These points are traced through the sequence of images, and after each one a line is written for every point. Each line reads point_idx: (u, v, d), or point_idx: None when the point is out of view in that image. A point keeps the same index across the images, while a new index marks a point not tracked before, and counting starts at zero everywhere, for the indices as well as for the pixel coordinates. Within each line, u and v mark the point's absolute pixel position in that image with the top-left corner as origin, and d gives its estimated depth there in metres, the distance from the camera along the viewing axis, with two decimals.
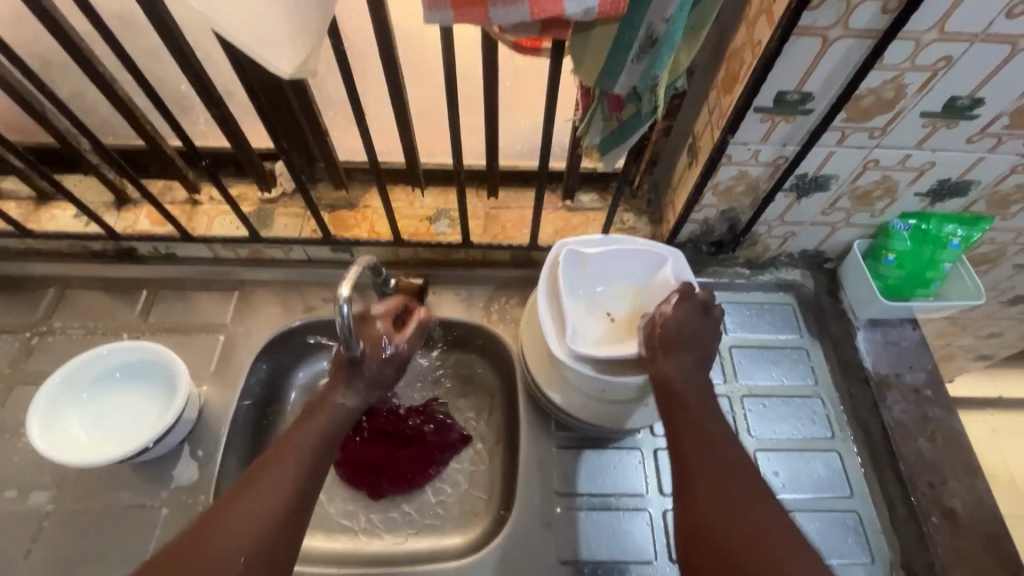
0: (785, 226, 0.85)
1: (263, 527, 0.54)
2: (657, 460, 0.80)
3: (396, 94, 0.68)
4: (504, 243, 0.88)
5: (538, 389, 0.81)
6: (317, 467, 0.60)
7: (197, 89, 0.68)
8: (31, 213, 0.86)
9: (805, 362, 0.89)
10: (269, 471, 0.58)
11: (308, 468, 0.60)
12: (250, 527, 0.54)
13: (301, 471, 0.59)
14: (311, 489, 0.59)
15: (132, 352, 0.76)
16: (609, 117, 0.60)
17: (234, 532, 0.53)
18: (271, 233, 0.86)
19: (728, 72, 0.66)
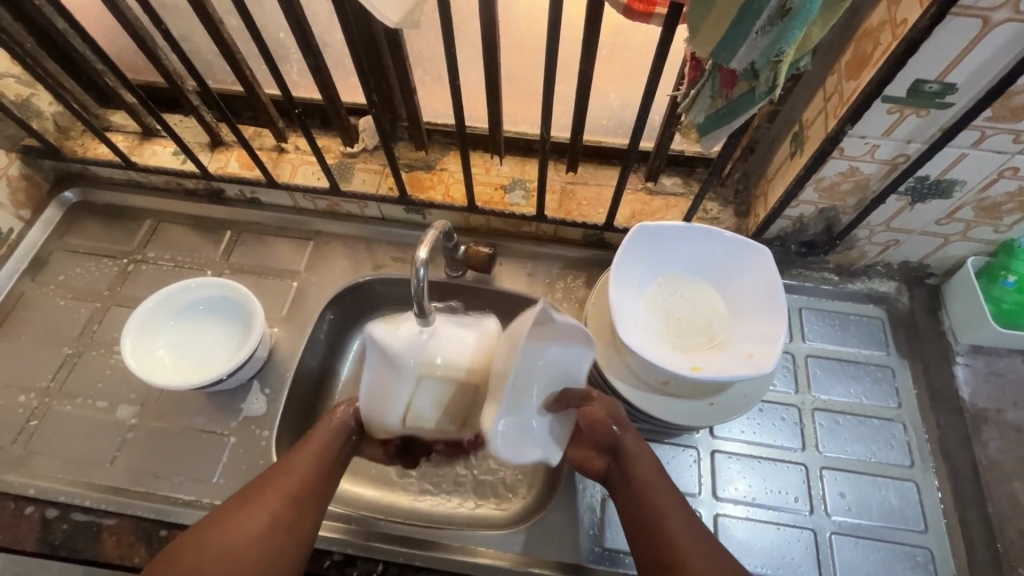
0: (889, 232, 0.78)
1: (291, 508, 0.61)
2: (713, 462, 0.77)
3: (491, 56, 0.66)
4: (579, 220, 0.85)
5: (597, 370, 0.77)
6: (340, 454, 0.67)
7: (297, 37, 0.69)
8: (136, 146, 0.91)
9: (889, 383, 0.82)
10: (303, 455, 0.64)
11: (336, 455, 0.67)
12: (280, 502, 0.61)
13: (326, 458, 0.65)
14: (331, 473, 0.65)
15: (216, 290, 0.80)
16: (718, 94, 0.56)
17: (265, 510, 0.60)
18: (350, 187, 0.88)
19: (856, 54, 0.60)
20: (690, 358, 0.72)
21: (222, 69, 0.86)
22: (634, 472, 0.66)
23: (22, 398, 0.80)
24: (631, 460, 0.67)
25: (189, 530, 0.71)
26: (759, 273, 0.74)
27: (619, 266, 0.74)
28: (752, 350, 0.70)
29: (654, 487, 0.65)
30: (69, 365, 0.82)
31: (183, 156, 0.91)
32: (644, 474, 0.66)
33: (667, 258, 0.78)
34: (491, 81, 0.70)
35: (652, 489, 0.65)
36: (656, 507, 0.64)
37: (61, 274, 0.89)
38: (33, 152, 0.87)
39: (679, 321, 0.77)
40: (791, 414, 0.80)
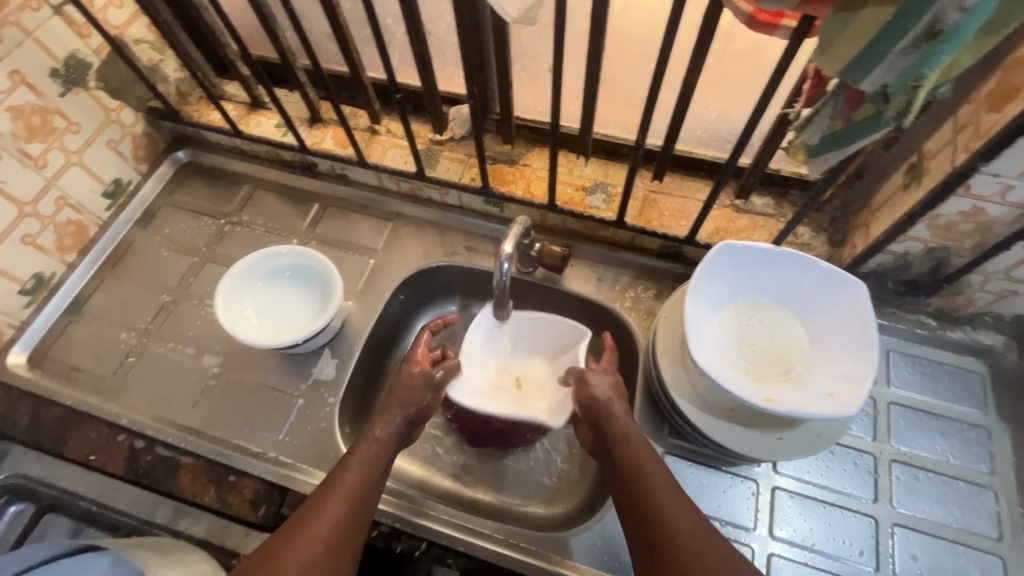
0: (1006, 282, 0.71)
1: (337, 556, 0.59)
2: (773, 498, 0.73)
3: (596, 57, 0.65)
4: (658, 231, 0.83)
5: (661, 387, 0.76)
6: (376, 486, 0.65)
7: (408, 25, 0.71)
8: (243, 116, 0.97)
9: (983, 445, 0.75)
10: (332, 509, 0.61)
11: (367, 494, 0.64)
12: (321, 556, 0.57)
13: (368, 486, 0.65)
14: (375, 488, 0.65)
15: (301, 258, 0.85)
16: (839, 116, 0.52)
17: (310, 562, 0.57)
18: (434, 174, 0.90)
19: (1001, 85, 0.54)
20: (764, 388, 0.69)
21: (330, 49, 0.90)
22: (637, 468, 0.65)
23: (124, 335, 0.88)
24: (618, 440, 0.67)
25: (254, 480, 0.76)
26: (850, 308, 0.69)
27: (698, 285, 0.72)
28: (833, 390, 0.66)
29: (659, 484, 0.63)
30: (165, 311, 0.89)
31: (284, 129, 0.96)
32: (648, 469, 0.64)
33: (748, 283, 0.75)
34: (590, 83, 0.70)
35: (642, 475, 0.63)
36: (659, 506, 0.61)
37: (166, 228, 0.97)
38: (156, 113, 0.95)
39: (754, 349, 0.73)
40: (864, 462, 0.75)
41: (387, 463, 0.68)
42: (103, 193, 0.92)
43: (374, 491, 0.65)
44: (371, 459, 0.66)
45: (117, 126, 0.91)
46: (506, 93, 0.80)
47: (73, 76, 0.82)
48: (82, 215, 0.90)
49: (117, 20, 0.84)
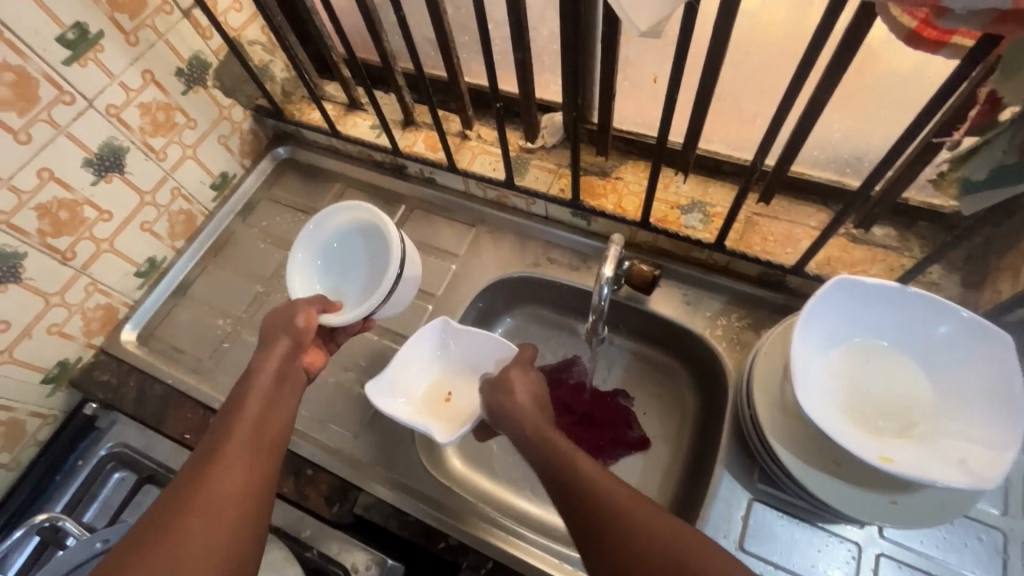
0: None
1: (257, 479, 0.56)
2: (877, 566, 0.66)
3: (715, 70, 0.61)
4: (760, 257, 0.77)
5: (754, 427, 0.70)
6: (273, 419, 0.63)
7: (514, 33, 0.69)
8: (341, 116, 1.00)
9: None
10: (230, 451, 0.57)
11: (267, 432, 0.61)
12: (239, 485, 0.55)
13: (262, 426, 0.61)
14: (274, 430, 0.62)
15: (352, 214, 0.82)
16: (1014, 148, 0.45)
17: (218, 498, 0.53)
18: (523, 182, 0.89)
19: None
20: (879, 443, 0.62)
21: (429, 53, 0.90)
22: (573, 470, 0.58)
23: (221, 321, 0.93)
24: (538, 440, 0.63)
25: (330, 476, 0.77)
26: (991, 366, 0.61)
27: (809, 322, 0.65)
28: (965, 456, 0.58)
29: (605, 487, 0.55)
30: (258, 302, 0.93)
31: (379, 130, 0.98)
32: (569, 459, 0.59)
33: (865, 325, 0.68)
34: (704, 98, 0.65)
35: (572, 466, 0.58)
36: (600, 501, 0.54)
37: (264, 221, 1.01)
38: (262, 111, 1.00)
39: (868, 397, 0.66)
40: (991, 540, 0.66)
41: (274, 412, 0.64)
42: (211, 185, 0.98)
43: (270, 434, 0.61)
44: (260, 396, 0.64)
45: (228, 123, 0.96)
46: (607, 104, 0.77)
47: (195, 76, 0.87)
48: (193, 205, 0.96)
49: (236, 22, 0.89)
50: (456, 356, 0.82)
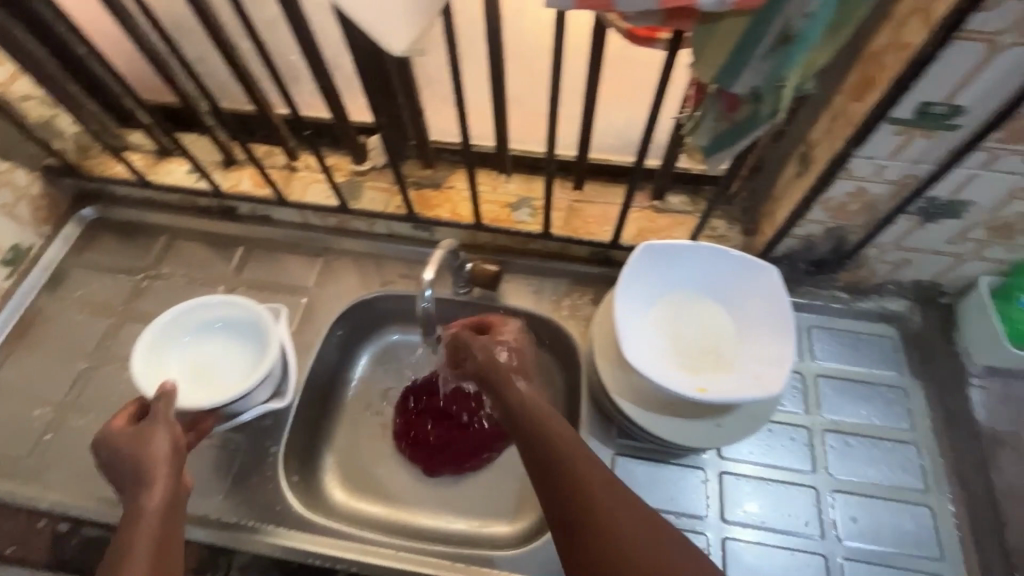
0: (900, 252, 0.76)
1: None
2: (721, 483, 0.76)
3: (496, 78, 0.67)
4: (584, 238, 0.86)
5: (602, 388, 0.78)
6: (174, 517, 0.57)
7: (309, 61, 0.71)
8: (151, 165, 0.94)
9: (900, 403, 0.81)
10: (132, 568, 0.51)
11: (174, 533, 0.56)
12: None
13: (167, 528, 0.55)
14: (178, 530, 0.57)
15: (239, 309, 0.78)
16: (722, 118, 0.56)
17: None
18: (358, 205, 0.90)
19: (861, 76, 0.60)
20: (699, 380, 0.72)
21: (236, 90, 0.88)
22: (576, 488, 0.58)
23: (38, 411, 0.81)
24: (550, 435, 0.60)
25: (196, 546, 0.72)
26: (767, 293, 0.73)
27: (624, 288, 0.74)
28: (759, 372, 0.70)
29: (604, 510, 0.57)
30: (83, 380, 0.84)
31: (197, 174, 0.93)
32: (567, 460, 0.59)
33: (674, 281, 0.78)
34: (497, 103, 0.71)
35: (567, 467, 0.59)
36: (596, 504, 0.57)
37: (78, 290, 0.91)
38: (53, 171, 0.91)
39: (688, 343, 0.76)
40: (800, 436, 0.79)
41: (179, 504, 0.58)
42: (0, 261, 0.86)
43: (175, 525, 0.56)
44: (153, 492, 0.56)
45: (10, 189, 0.85)
46: (419, 119, 0.81)
47: None
48: None
49: None
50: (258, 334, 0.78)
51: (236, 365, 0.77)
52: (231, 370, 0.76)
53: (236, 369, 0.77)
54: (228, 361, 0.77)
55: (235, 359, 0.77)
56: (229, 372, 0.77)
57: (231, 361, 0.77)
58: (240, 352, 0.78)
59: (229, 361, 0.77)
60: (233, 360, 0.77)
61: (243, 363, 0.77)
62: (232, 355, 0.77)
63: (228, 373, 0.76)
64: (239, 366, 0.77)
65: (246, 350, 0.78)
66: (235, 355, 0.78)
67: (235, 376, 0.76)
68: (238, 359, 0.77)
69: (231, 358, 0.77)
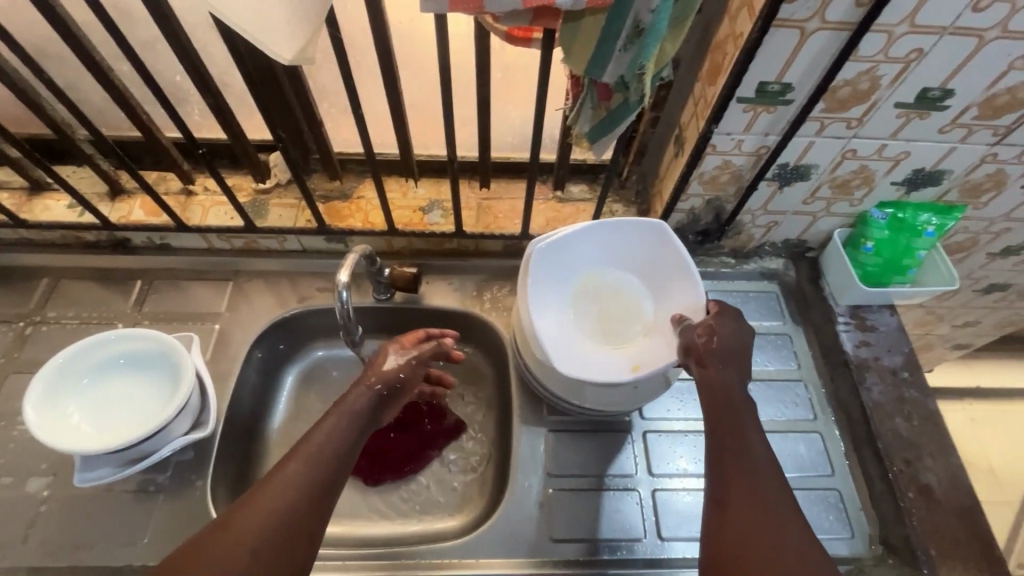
0: (768, 215, 0.88)
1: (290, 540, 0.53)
2: (646, 442, 0.82)
3: (391, 85, 0.70)
4: (497, 233, 0.90)
5: (529, 370, 0.82)
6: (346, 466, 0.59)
7: (194, 79, 0.69)
8: (24, 203, 0.87)
9: (787, 347, 0.92)
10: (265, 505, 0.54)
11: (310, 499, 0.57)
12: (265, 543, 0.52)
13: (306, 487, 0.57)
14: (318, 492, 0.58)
15: (144, 342, 0.73)
16: (598, 106, 0.62)
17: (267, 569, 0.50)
18: (266, 223, 0.88)
19: (712, 63, 0.69)
20: (625, 357, 0.79)
21: (117, 116, 0.84)
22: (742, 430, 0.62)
23: None
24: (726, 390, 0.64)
25: None
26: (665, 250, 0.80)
27: (533, 299, 0.79)
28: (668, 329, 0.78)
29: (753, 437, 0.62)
30: None
31: (80, 208, 0.87)
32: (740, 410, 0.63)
33: (575, 271, 0.84)
34: (395, 109, 0.74)
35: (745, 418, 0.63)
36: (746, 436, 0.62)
37: None
38: None
39: (606, 320, 0.83)
40: None
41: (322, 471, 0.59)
42: None
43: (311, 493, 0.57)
44: (339, 435, 0.60)
45: None
46: (319, 131, 0.82)
47: None
48: None
49: None
50: (169, 365, 0.74)
51: (146, 401, 0.72)
52: (141, 406, 0.72)
53: (147, 404, 0.72)
54: (137, 398, 0.73)
55: (146, 395, 0.73)
56: (140, 407, 0.72)
57: (142, 396, 0.73)
58: (151, 387, 0.73)
59: (138, 398, 0.73)
60: (144, 396, 0.73)
61: (154, 398, 0.73)
62: (140, 391, 0.73)
63: (137, 410, 0.72)
64: (150, 401, 0.72)
65: (158, 385, 0.73)
66: (145, 390, 0.73)
67: (146, 413, 0.72)
68: (148, 394, 0.73)
69: (140, 394, 0.73)
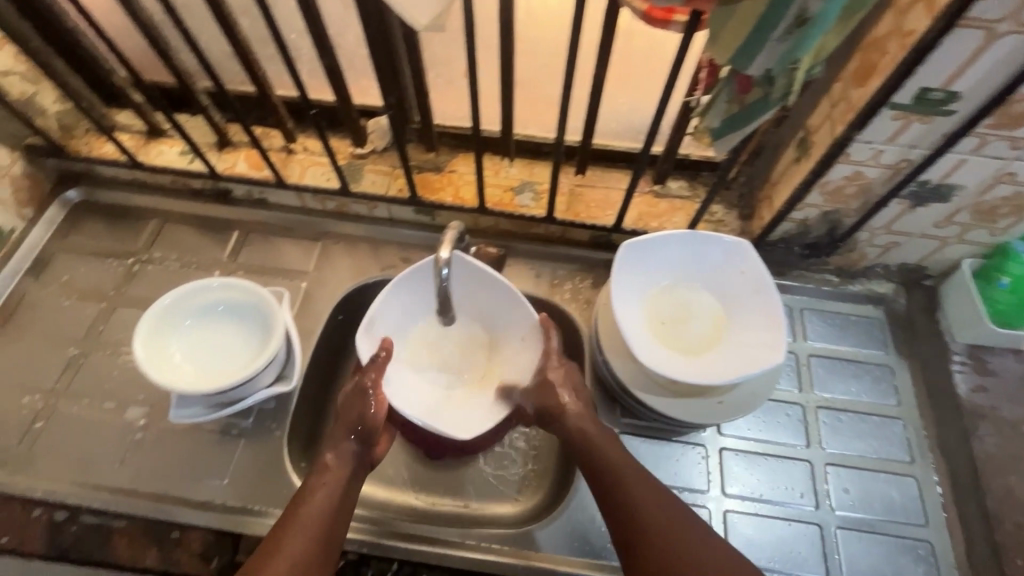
0: (889, 235, 0.80)
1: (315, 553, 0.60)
2: (721, 459, 0.78)
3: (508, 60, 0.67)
4: (587, 222, 0.87)
5: (607, 367, 0.79)
6: (344, 514, 0.64)
7: (315, 39, 0.70)
8: (142, 145, 0.91)
9: (888, 381, 0.84)
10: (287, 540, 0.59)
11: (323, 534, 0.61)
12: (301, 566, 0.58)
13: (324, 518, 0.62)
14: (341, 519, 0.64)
15: (240, 293, 0.76)
16: (734, 100, 0.58)
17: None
18: (360, 188, 0.89)
19: (863, 62, 0.62)
20: (717, 361, 0.75)
21: (233, 68, 0.86)
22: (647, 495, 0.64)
23: (27, 399, 0.78)
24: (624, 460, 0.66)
25: (201, 531, 0.71)
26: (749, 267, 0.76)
27: (623, 297, 0.77)
28: (758, 346, 0.73)
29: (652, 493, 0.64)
30: (74, 367, 0.81)
31: (191, 155, 0.91)
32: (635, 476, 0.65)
33: (651, 286, 0.80)
34: (507, 85, 0.71)
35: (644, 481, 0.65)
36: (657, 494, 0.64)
37: (65, 274, 0.88)
38: (37, 151, 0.87)
39: (688, 329, 0.79)
40: (794, 413, 0.82)
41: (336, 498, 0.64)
42: None
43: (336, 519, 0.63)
44: (335, 486, 0.64)
45: None
46: (423, 101, 0.81)
47: None
48: None
49: None
50: (261, 318, 0.76)
51: (240, 349, 0.76)
52: (235, 352, 0.75)
53: (240, 352, 0.75)
54: (230, 344, 0.76)
55: (238, 342, 0.76)
56: (233, 354, 0.75)
57: (235, 343, 0.76)
58: (243, 335, 0.76)
59: (231, 345, 0.76)
60: (237, 344, 0.76)
61: (247, 347, 0.76)
62: (234, 338, 0.76)
63: (231, 357, 0.75)
64: (242, 349, 0.76)
65: (248, 335, 0.76)
66: (238, 337, 0.76)
67: (238, 360, 0.75)
68: (242, 342, 0.76)
69: (234, 340, 0.76)
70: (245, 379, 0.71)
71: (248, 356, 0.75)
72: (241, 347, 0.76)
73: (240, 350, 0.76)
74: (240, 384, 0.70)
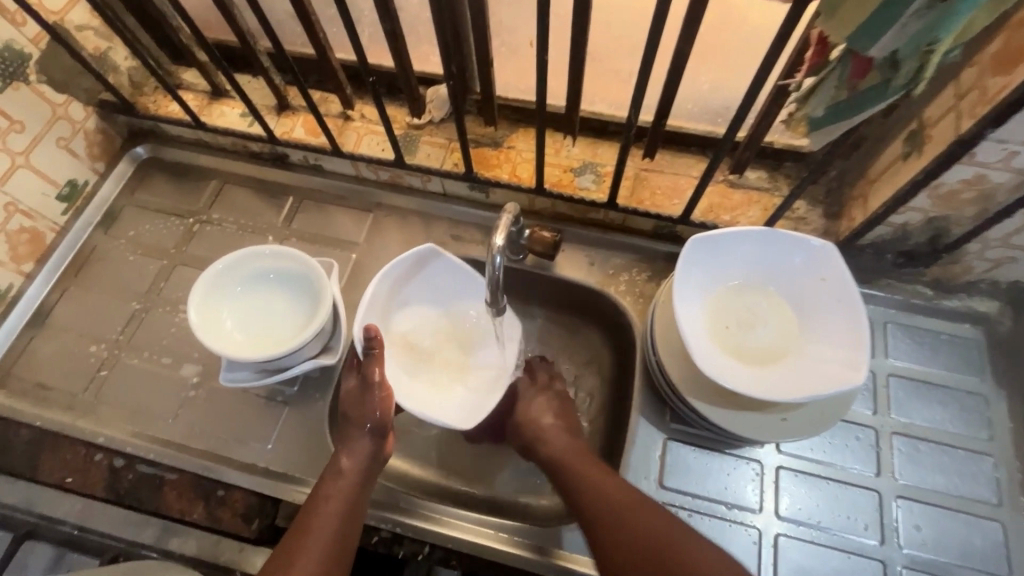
0: (1005, 250, 0.69)
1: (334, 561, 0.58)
2: (777, 478, 0.73)
3: (581, 31, 0.61)
4: (651, 211, 0.80)
5: (660, 371, 0.73)
6: (356, 520, 0.62)
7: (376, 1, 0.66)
8: (205, 105, 0.91)
9: (980, 413, 0.75)
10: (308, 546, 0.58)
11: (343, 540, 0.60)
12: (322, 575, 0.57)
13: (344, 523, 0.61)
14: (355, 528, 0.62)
15: (291, 263, 0.76)
16: (844, 85, 0.51)
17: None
18: (414, 160, 0.86)
19: (1009, 46, 0.52)
20: (785, 374, 0.68)
21: (294, 30, 0.84)
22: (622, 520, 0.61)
23: (94, 348, 0.82)
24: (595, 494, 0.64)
25: (244, 492, 0.73)
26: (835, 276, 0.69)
27: (688, 291, 0.71)
28: (835, 364, 0.66)
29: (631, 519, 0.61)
30: (137, 320, 0.84)
31: (250, 118, 0.90)
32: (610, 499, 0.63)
33: (720, 282, 0.74)
34: (577, 60, 0.65)
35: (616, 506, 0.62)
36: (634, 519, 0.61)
37: (131, 230, 0.91)
38: (108, 107, 0.89)
39: (754, 335, 0.72)
40: (865, 437, 0.74)
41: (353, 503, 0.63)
42: (57, 196, 0.86)
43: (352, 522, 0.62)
44: (347, 492, 0.62)
45: (66, 123, 0.84)
46: (485, 71, 0.76)
47: (11, 69, 0.74)
48: (36, 221, 0.84)
49: (54, 4, 0.77)
50: (309, 290, 0.76)
51: (288, 319, 0.76)
52: (284, 321, 0.76)
53: (288, 322, 0.76)
54: (279, 312, 0.76)
55: (286, 311, 0.76)
56: (281, 323, 0.76)
57: (284, 312, 0.76)
58: (292, 305, 0.77)
59: (280, 314, 0.76)
60: (285, 313, 0.76)
61: (294, 317, 0.76)
62: (283, 307, 0.76)
63: (279, 326, 0.75)
64: (290, 319, 0.76)
65: (296, 304, 0.76)
66: (286, 307, 0.76)
67: (285, 330, 0.75)
68: (290, 311, 0.76)
69: (283, 310, 0.76)
70: (290, 349, 0.71)
71: (296, 326, 0.75)
72: (289, 316, 0.76)
73: (288, 319, 0.76)
74: (287, 356, 0.70)
